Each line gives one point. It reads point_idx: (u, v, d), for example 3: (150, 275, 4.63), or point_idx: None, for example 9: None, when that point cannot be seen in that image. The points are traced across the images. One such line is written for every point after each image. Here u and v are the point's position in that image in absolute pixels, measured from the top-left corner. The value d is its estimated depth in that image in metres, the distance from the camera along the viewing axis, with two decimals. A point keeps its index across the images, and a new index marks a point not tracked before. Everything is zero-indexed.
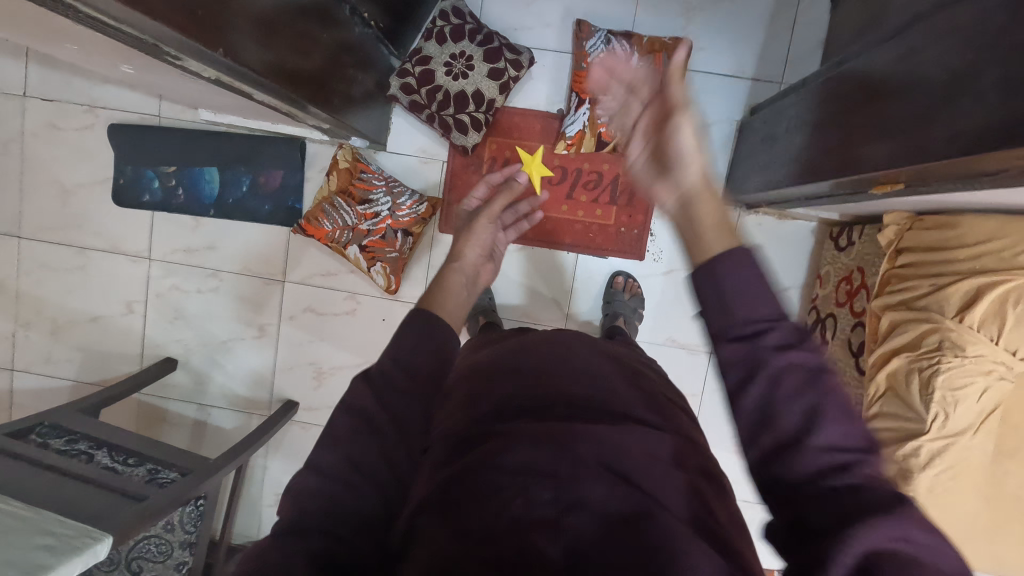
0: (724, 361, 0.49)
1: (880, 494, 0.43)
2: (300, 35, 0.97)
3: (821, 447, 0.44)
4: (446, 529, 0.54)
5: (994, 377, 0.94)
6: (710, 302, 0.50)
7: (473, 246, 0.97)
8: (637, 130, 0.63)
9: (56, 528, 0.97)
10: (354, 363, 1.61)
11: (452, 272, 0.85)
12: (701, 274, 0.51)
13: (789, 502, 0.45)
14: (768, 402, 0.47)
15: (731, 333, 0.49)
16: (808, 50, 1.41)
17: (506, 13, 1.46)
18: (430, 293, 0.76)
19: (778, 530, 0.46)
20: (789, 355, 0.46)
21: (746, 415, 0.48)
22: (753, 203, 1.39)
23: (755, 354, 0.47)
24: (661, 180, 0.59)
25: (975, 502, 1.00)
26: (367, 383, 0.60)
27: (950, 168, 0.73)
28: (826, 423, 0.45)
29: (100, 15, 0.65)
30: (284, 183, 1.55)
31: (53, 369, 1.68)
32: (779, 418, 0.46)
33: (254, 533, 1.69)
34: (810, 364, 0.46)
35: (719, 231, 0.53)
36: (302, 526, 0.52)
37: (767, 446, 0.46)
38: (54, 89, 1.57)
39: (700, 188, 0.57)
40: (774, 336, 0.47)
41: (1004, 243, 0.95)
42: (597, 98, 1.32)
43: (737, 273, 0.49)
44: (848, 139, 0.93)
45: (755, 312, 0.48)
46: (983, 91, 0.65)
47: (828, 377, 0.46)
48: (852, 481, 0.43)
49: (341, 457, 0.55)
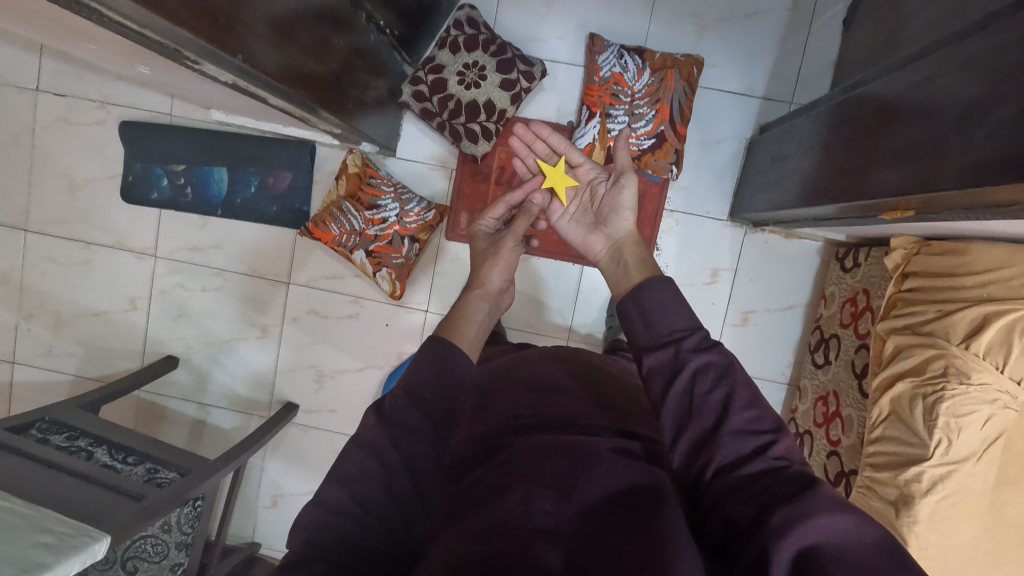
0: (650, 370, 0.64)
1: (790, 473, 0.53)
2: (317, 42, 0.97)
3: (735, 432, 0.57)
4: (454, 541, 0.54)
5: (998, 405, 0.94)
6: (637, 323, 0.69)
7: (493, 264, 1.00)
8: (585, 201, 1.00)
9: (55, 527, 0.97)
10: (356, 367, 1.61)
11: (478, 300, 0.93)
12: (630, 304, 0.70)
13: (722, 498, 0.55)
14: (691, 402, 0.60)
15: (650, 345, 0.66)
16: (819, 71, 1.42)
17: (520, 24, 1.47)
18: (454, 321, 0.84)
19: (716, 529, 0.54)
20: (700, 358, 0.61)
21: (673, 416, 0.61)
22: (760, 220, 1.40)
23: (675, 359, 0.63)
24: (597, 230, 0.94)
25: (976, 530, 0.99)
26: (380, 422, 0.62)
27: (959, 196, 0.73)
28: (735, 413, 0.58)
29: (123, 19, 0.65)
30: (292, 185, 1.55)
31: (54, 362, 1.68)
32: (701, 414, 0.59)
33: (249, 535, 1.69)
34: (720, 363, 0.61)
35: (636, 272, 0.81)
36: (310, 558, 0.55)
37: (692, 439, 0.59)
38: (67, 84, 1.58)
39: (626, 238, 0.90)
40: (688, 341, 0.64)
41: (1012, 272, 0.95)
42: (608, 112, 1.33)
43: (658, 300, 0.68)
44: (857, 163, 0.93)
45: (673, 326, 0.66)
46: (996, 123, 0.65)
47: (734, 378, 0.60)
48: (763, 463, 0.55)
49: (349, 493, 0.59)
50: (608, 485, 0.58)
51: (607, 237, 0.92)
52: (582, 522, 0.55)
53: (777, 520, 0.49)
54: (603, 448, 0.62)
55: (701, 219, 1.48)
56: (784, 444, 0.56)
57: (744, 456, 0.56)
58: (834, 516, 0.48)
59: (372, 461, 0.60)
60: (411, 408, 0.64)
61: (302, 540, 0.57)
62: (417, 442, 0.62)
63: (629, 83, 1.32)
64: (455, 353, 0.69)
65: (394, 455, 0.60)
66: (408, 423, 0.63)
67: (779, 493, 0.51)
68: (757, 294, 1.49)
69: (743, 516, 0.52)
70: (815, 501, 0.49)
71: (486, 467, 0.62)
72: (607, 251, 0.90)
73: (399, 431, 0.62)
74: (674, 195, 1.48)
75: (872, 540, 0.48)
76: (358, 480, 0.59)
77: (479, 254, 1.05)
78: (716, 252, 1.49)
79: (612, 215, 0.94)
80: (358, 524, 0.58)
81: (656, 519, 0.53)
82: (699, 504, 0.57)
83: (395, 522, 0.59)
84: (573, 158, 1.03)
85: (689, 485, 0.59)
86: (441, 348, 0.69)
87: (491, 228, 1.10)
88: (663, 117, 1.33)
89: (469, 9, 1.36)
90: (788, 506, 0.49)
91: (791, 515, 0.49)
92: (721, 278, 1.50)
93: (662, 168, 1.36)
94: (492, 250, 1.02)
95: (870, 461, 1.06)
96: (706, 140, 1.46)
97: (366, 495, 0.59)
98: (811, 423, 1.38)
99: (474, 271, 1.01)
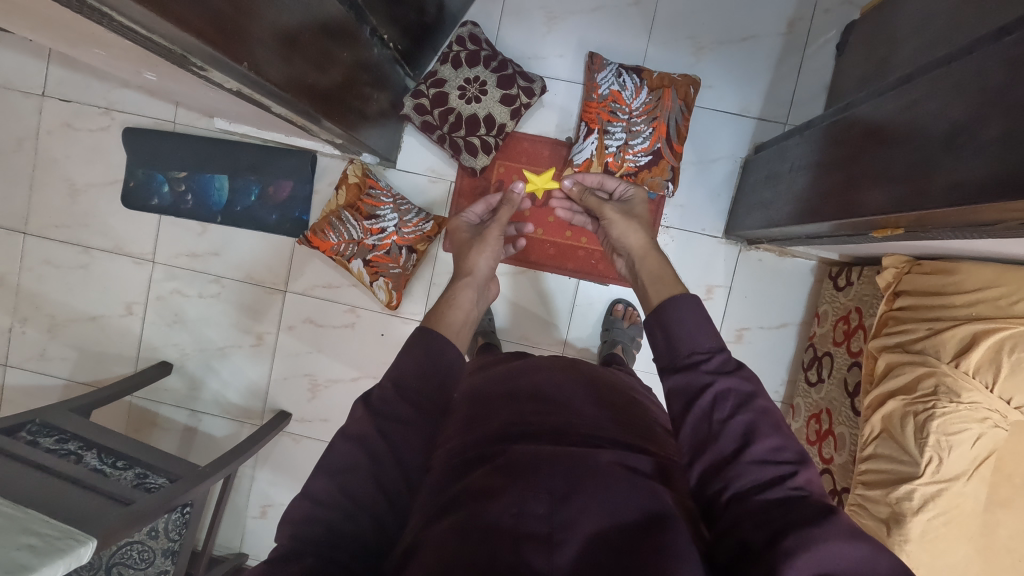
0: (674, 394, 0.65)
1: (810, 503, 0.54)
2: (321, 52, 0.99)
3: (754, 460, 0.58)
4: (444, 532, 0.55)
5: (988, 424, 0.95)
6: (660, 340, 0.70)
7: (480, 251, 1.00)
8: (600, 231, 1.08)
9: (39, 528, 0.96)
10: (351, 376, 1.61)
11: (465, 288, 0.91)
12: (654, 322, 0.71)
13: (738, 521, 0.56)
14: (710, 426, 0.61)
15: (671, 363, 0.67)
16: (814, 94, 1.45)
17: (521, 42, 1.50)
18: (441, 312, 0.82)
19: (728, 551, 0.55)
20: (722, 383, 0.63)
21: (691, 439, 0.62)
22: (754, 239, 1.41)
23: (695, 381, 0.64)
24: (615, 255, 1.00)
25: (969, 551, 0.99)
26: (369, 414, 0.63)
27: (944, 213, 0.74)
28: (758, 442, 0.59)
29: (134, 25, 0.67)
30: (292, 194, 1.57)
31: (47, 367, 1.67)
32: (719, 441, 0.60)
33: (236, 545, 1.67)
34: (741, 391, 0.62)
35: (650, 287, 0.83)
36: (298, 555, 0.55)
37: (708, 463, 0.60)
38: (72, 90, 1.60)
39: (634, 241, 0.94)
40: (708, 364, 0.65)
41: (1000, 291, 0.97)
42: (606, 129, 1.35)
43: (680, 312, 0.69)
44: (849, 183, 0.94)
45: (694, 346, 0.67)
46: (980, 146, 0.67)
47: (758, 408, 0.61)
48: (782, 491, 0.56)
49: (336, 484, 0.59)
50: (608, 500, 0.57)
51: (622, 257, 0.97)
52: (577, 533, 0.55)
53: (789, 542, 0.50)
54: (604, 460, 0.61)
55: (696, 236, 1.50)
56: (805, 476, 0.57)
57: (764, 484, 0.57)
58: (847, 544, 0.50)
59: (361, 452, 0.61)
60: (400, 400, 0.65)
61: (290, 533, 0.57)
62: (407, 435, 0.63)
63: (627, 101, 1.34)
64: (441, 343, 0.70)
65: (383, 448, 0.61)
66: (394, 414, 0.64)
67: (793, 519, 0.52)
68: (751, 312, 1.50)
69: (756, 539, 0.53)
70: (827, 529, 0.50)
71: (482, 470, 0.61)
72: (625, 265, 0.95)
73: (387, 424, 0.63)
74: (670, 212, 1.49)
75: (884, 568, 0.49)
76: (345, 473, 0.60)
77: (464, 244, 1.05)
78: (711, 268, 1.50)
79: (618, 239, 0.96)
80: (345, 516, 0.58)
81: (653, 540, 0.54)
82: (714, 527, 0.58)
83: (385, 514, 0.60)
84: (608, 186, 1.12)
85: (704, 506, 0.60)
86: (432, 342, 0.69)
87: (472, 222, 1.14)
88: (660, 134, 1.35)
89: (473, 27, 1.39)
90: (800, 531, 0.51)
91: (804, 538, 0.50)
92: (716, 294, 1.51)
93: (658, 185, 1.37)
94: (478, 240, 1.02)
95: (861, 479, 1.06)
96: (702, 159, 1.49)
97: (356, 486, 0.59)
98: (804, 440, 1.38)
99: (461, 259, 1.00)
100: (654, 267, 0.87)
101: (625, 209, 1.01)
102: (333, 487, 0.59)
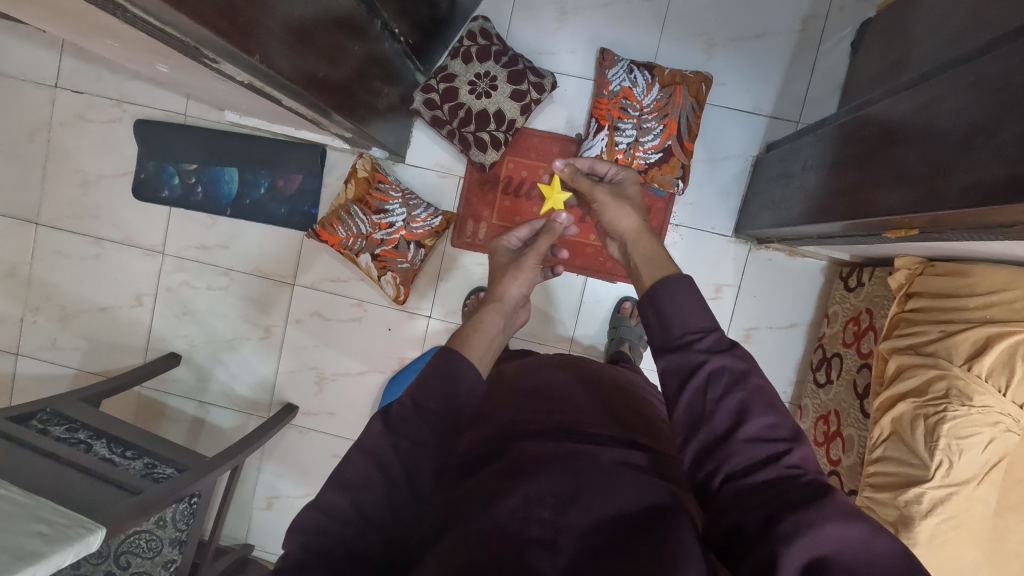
0: (667, 374, 0.63)
1: (804, 482, 0.54)
2: (333, 47, 0.99)
3: (747, 439, 0.57)
4: (448, 541, 0.55)
5: (1000, 428, 0.94)
6: (652, 320, 0.68)
7: (513, 277, 0.99)
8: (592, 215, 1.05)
9: (50, 517, 0.97)
10: (359, 370, 1.61)
11: (493, 313, 0.90)
12: (646, 302, 0.69)
13: (733, 502, 0.55)
14: (704, 405, 0.60)
15: (663, 342, 0.65)
16: (827, 92, 1.43)
17: (531, 38, 1.49)
18: (466, 333, 0.81)
19: (722, 530, 0.55)
20: (715, 361, 0.61)
21: (684, 419, 0.60)
22: (764, 238, 1.40)
23: (689, 361, 0.62)
24: (606, 239, 0.99)
25: (978, 556, 0.98)
26: (386, 431, 0.62)
27: (962, 215, 0.73)
28: (751, 421, 0.58)
29: (149, 17, 0.67)
30: (301, 187, 1.57)
31: (57, 356, 1.69)
32: (712, 421, 0.59)
33: (242, 535, 1.68)
34: (734, 368, 0.60)
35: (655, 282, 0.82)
36: (305, 565, 0.54)
37: (701, 443, 0.59)
38: (85, 82, 1.61)
39: (627, 226, 0.92)
40: (702, 343, 0.63)
41: (1015, 294, 0.96)
42: (617, 125, 1.34)
43: (670, 292, 0.67)
44: (862, 183, 0.93)
45: (686, 326, 0.65)
46: (998, 146, 0.66)
47: (750, 385, 0.59)
48: (776, 471, 0.55)
49: (349, 499, 0.58)
50: (611, 501, 0.57)
51: (614, 241, 0.96)
52: (579, 535, 0.54)
53: (788, 524, 0.50)
54: (606, 459, 0.61)
55: (704, 235, 1.49)
56: (799, 453, 0.56)
57: (756, 463, 0.56)
58: (847, 525, 0.49)
59: (374, 471, 0.59)
60: (421, 424, 0.63)
61: (300, 543, 0.56)
62: (422, 455, 0.62)
63: (638, 99, 1.33)
64: (464, 368, 0.67)
65: (397, 465, 0.60)
66: (412, 434, 0.62)
67: (789, 500, 0.52)
68: (760, 312, 1.50)
69: (752, 521, 0.52)
70: (824, 509, 0.50)
71: (485, 473, 0.61)
72: (618, 249, 0.94)
73: (404, 443, 0.61)
74: (678, 210, 1.48)
75: (885, 549, 0.49)
76: (359, 488, 0.59)
77: (498, 269, 1.04)
78: (719, 267, 1.49)
79: (612, 225, 0.95)
80: (355, 531, 0.57)
81: (658, 537, 0.54)
82: (706, 507, 0.58)
83: (394, 532, 0.60)
84: (600, 169, 1.09)
85: (696, 489, 0.59)
86: (451, 364, 0.67)
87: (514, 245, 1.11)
88: (671, 132, 1.35)
89: (483, 22, 1.39)
90: (798, 512, 0.50)
91: (801, 522, 0.50)
92: (725, 294, 1.50)
93: (668, 182, 1.37)
94: (512, 266, 1.01)
95: (870, 481, 1.05)
96: (713, 157, 1.48)
97: (369, 504, 0.58)
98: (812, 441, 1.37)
99: (494, 284, 0.99)
100: (650, 248, 0.86)
101: (615, 191, 0.99)
102: (342, 500, 0.58)
